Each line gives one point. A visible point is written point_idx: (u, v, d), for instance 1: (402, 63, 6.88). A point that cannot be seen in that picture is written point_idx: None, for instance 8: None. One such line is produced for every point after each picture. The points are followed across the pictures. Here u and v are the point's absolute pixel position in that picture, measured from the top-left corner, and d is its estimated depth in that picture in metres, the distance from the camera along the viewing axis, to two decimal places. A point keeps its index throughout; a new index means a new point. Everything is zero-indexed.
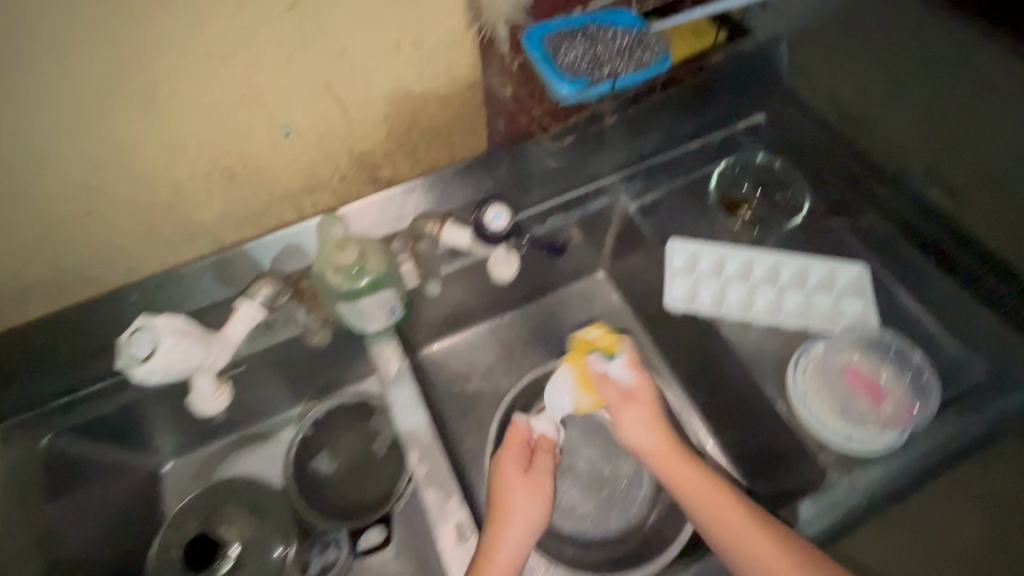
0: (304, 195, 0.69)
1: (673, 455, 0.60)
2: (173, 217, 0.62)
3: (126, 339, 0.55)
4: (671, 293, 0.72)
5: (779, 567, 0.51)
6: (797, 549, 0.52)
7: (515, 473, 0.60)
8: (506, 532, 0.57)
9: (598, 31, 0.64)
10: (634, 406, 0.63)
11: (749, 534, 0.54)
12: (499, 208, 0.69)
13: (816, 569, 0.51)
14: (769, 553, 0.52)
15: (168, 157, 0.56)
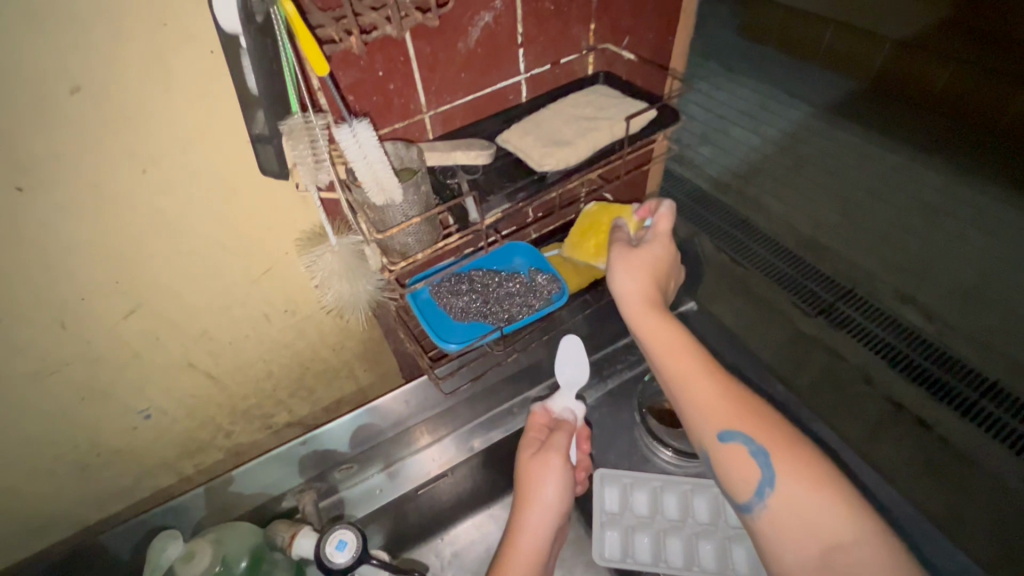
0: (188, 458, 0.63)
1: (644, 308, 0.50)
2: (28, 510, 0.57)
3: None
4: (603, 551, 0.62)
5: (705, 427, 0.46)
6: (740, 401, 0.46)
7: (530, 456, 0.56)
8: (536, 489, 0.54)
9: (482, 279, 0.60)
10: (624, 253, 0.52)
11: (695, 378, 0.47)
12: (341, 538, 0.52)
13: (763, 434, 0.45)
14: (702, 382, 0.47)
15: (9, 470, 0.51)
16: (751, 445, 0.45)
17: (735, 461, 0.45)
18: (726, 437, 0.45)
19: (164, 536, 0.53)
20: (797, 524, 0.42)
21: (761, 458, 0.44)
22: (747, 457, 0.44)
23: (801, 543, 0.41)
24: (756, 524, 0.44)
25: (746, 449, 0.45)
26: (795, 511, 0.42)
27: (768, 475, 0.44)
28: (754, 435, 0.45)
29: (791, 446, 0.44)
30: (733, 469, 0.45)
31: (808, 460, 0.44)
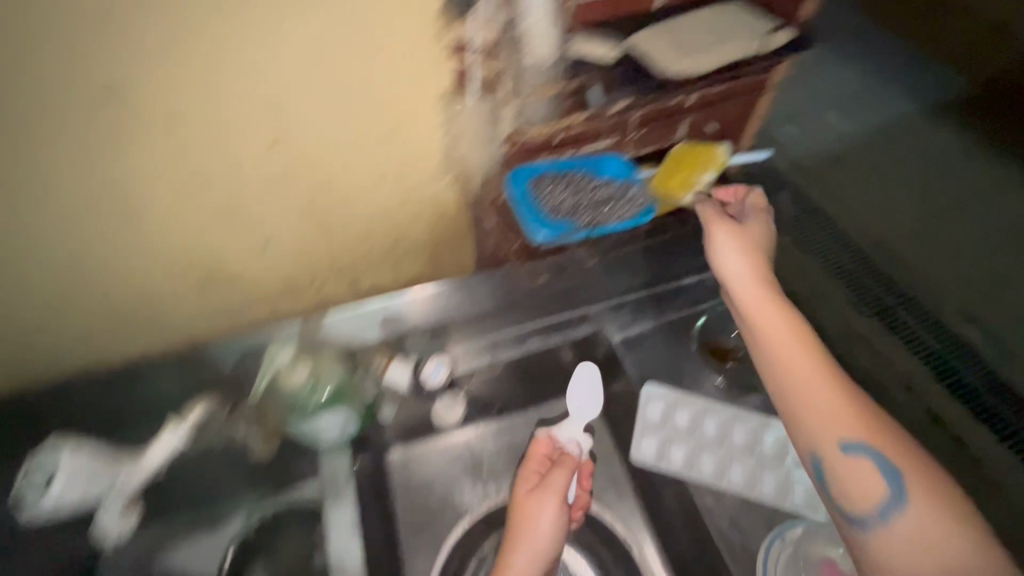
0: (282, 298, 0.70)
1: (773, 312, 0.58)
2: (150, 311, 0.64)
3: (28, 479, 0.56)
4: (639, 451, 0.68)
5: (830, 441, 0.52)
6: (864, 419, 0.53)
7: (529, 491, 0.61)
8: (531, 528, 0.58)
9: (584, 177, 0.64)
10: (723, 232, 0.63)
11: (829, 399, 0.53)
12: (434, 364, 0.68)
13: (890, 453, 0.51)
14: (828, 393, 0.54)
15: (149, 265, 0.59)
16: (877, 460, 0.51)
17: (856, 474, 0.51)
18: (847, 449, 0.52)
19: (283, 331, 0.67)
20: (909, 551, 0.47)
21: (889, 477, 0.50)
22: (875, 477, 0.50)
23: (915, 558, 0.46)
24: (870, 545, 0.49)
25: (871, 462, 0.51)
26: (926, 548, 0.46)
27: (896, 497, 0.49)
28: (890, 461, 0.51)
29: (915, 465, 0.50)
30: (853, 486, 0.51)
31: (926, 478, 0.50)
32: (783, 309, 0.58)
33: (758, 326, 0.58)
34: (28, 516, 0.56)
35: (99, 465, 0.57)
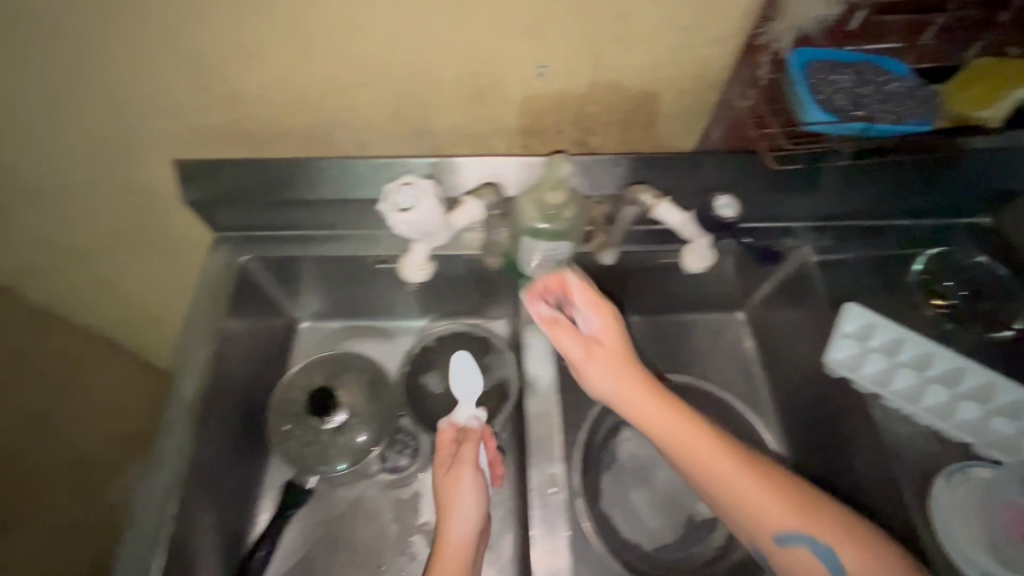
0: (520, 135, 0.73)
1: (659, 411, 0.59)
2: (418, 114, 0.68)
3: (396, 188, 0.65)
4: (835, 355, 0.69)
5: (768, 533, 0.54)
6: (783, 495, 0.55)
7: (444, 474, 0.67)
8: (448, 527, 0.64)
9: (870, 72, 0.61)
10: (595, 361, 0.61)
11: (687, 432, 0.57)
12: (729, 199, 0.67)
13: (819, 532, 0.53)
14: (722, 464, 0.56)
15: (444, 64, 0.62)
16: (814, 546, 0.53)
17: (798, 560, 0.53)
18: (782, 539, 0.54)
19: (557, 155, 0.64)
20: (806, 565, 0.53)
21: (823, 554, 0.53)
22: (811, 556, 0.53)
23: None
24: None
25: (808, 546, 0.53)
26: (806, 558, 0.53)
27: (835, 564, 0.52)
28: (813, 538, 0.53)
29: (820, 519, 0.54)
30: (788, 565, 0.53)
31: (853, 535, 0.54)
32: (637, 374, 0.60)
33: (617, 403, 0.60)
34: (342, 246, 0.79)
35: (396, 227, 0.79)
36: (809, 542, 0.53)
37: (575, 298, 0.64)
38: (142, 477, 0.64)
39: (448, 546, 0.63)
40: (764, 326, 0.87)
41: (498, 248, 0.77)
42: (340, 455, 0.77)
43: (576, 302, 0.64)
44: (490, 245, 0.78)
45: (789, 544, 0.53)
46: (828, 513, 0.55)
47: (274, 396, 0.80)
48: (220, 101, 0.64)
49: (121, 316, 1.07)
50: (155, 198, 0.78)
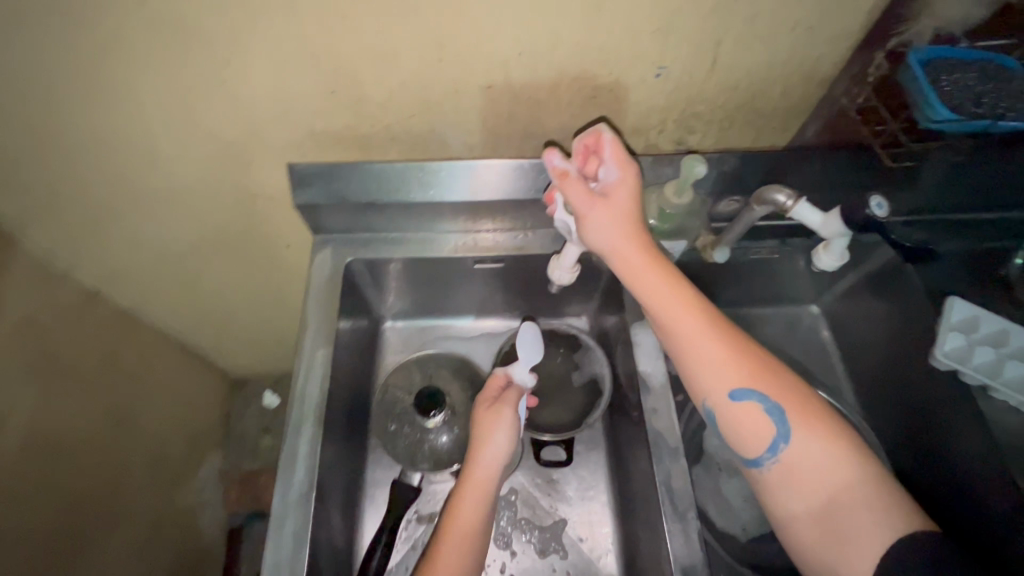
0: (625, 135, 0.74)
1: (647, 267, 0.57)
2: (531, 116, 0.69)
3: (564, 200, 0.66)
4: (943, 349, 0.70)
5: (718, 389, 0.56)
6: (751, 365, 0.56)
7: (483, 410, 0.70)
8: (478, 459, 0.67)
9: (993, 70, 0.62)
10: (601, 209, 0.58)
11: (692, 323, 0.57)
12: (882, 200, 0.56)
13: (783, 402, 0.55)
14: (710, 346, 0.56)
15: (570, 65, 0.62)
16: (765, 405, 0.55)
17: (746, 416, 0.55)
18: (735, 395, 0.55)
19: (694, 156, 0.59)
20: (751, 420, 0.55)
21: (773, 414, 0.54)
22: (759, 414, 0.55)
23: (811, 494, 0.52)
24: (768, 479, 0.54)
25: (758, 406, 0.55)
26: (754, 414, 0.55)
27: (780, 431, 0.54)
28: (766, 395, 0.55)
29: (792, 397, 0.55)
30: (734, 420, 0.55)
31: (810, 410, 0.55)
32: (646, 249, 0.58)
33: (609, 255, 0.58)
34: (444, 247, 0.81)
35: (501, 230, 0.82)
36: (759, 399, 0.55)
37: (606, 150, 0.59)
38: (278, 478, 0.64)
39: (476, 473, 0.67)
40: (846, 318, 0.90)
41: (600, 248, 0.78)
42: (449, 454, 0.78)
43: (601, 157, 0.59)
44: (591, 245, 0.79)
45: (743, 400, 0.55)
46: (792, 385, 0.56)
47: (377, 396, 0.81)
48: (346, 105, 0.65)
49: (200, 317, 1.08)
50: (258, 203, 0.79)
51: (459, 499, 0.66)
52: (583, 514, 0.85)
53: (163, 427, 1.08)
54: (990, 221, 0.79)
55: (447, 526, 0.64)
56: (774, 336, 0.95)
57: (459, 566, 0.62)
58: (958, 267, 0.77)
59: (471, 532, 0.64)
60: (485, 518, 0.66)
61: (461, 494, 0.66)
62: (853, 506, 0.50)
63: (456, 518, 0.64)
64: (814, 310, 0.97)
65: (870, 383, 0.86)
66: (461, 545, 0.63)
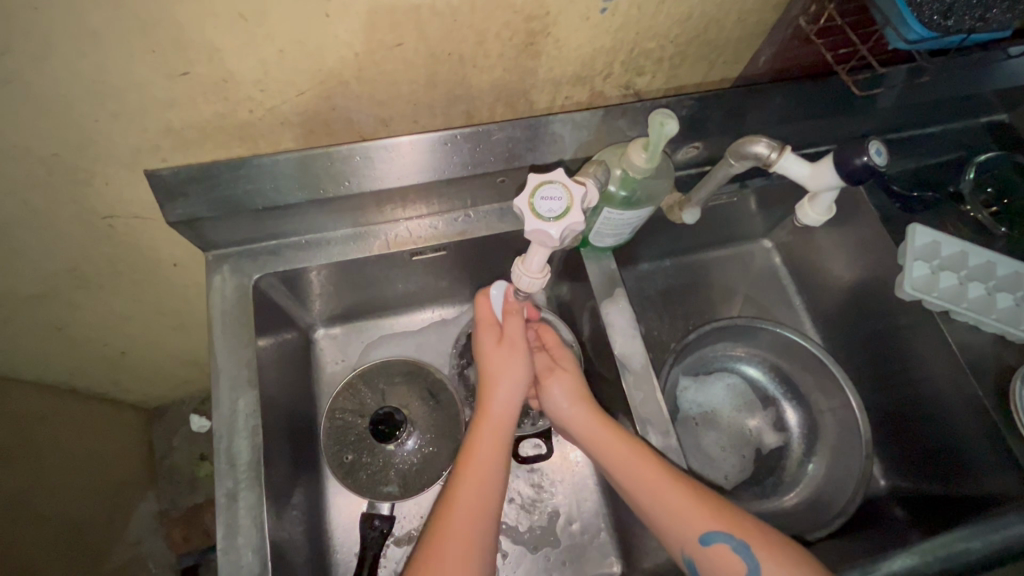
0: (567, 85, 0.62)
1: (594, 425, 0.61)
2: (455, 76, 0.56)
3: (535, 189, 0.49)
4: (910, 280, 0.69)
5: (689, 537, 0.54)
6: (713, 506, 0.55)
7: (491, 342, 0.62)
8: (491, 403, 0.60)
9: None
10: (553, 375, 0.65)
11: (654, 481, 0.56)
12: (878, 145, 0.53)
13: (745, 537, 0.53)
14: (675, 498, 0.55)
15: (496, 8, 0.49)
16: (731, 542, 0.53)
17: (719, 561, 0.52)
18: (705, 539, 0.53)
19: (662, 113, 0.52)
20: (724, 565, 0.52)
21: (742, 551, 0.52)
22: (731, 555, 0.52)
23: None
24: None
25: (727, 546, 0.53)
26: (728, 560, 0.52)
27: (752, 565, 0.52)
28: (731, 533, 0.53)
29: (757, 532, 0.53)
30: (713, 566, 0.53)
31: (778, 548, 0.52)
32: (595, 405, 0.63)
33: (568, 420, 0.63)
34: (374, 244, 0.69)
35: (438, 212, 0.70)
36: (728, 539, 0.53)
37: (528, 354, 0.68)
38: (221, 559, 0.54)
39: (491, 413, 0.60)
40: (802, 252, 0.87)
41: None
42: (420, 474, 0.69)
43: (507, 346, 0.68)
44: None
45: (713, 542, 0.53)
46: (770, 534, 0.53)
47: (323, 426, 0.70)
48: (208, 87, 0.49)
49: (82, 359, 0.89)
50: (118, 222, 0.62)
51: (470, 449, 0.58)
52: (570, 497, 0.79)
53: (73, 490, 0.92)
54: (934, 136, 0.78)
55: (457, 478, 0.57)
56: (733, 278, 0.92)
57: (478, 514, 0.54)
58: (906, 189, 0.77)
59: (487, 474, 0.57)
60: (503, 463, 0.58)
61: (475, 439, 0.59)
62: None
63: (469, 462, 0.57)
64: (766, 244, 0.93)
65: (831, 316, 0.86)
66: (478, 491, 0.56)
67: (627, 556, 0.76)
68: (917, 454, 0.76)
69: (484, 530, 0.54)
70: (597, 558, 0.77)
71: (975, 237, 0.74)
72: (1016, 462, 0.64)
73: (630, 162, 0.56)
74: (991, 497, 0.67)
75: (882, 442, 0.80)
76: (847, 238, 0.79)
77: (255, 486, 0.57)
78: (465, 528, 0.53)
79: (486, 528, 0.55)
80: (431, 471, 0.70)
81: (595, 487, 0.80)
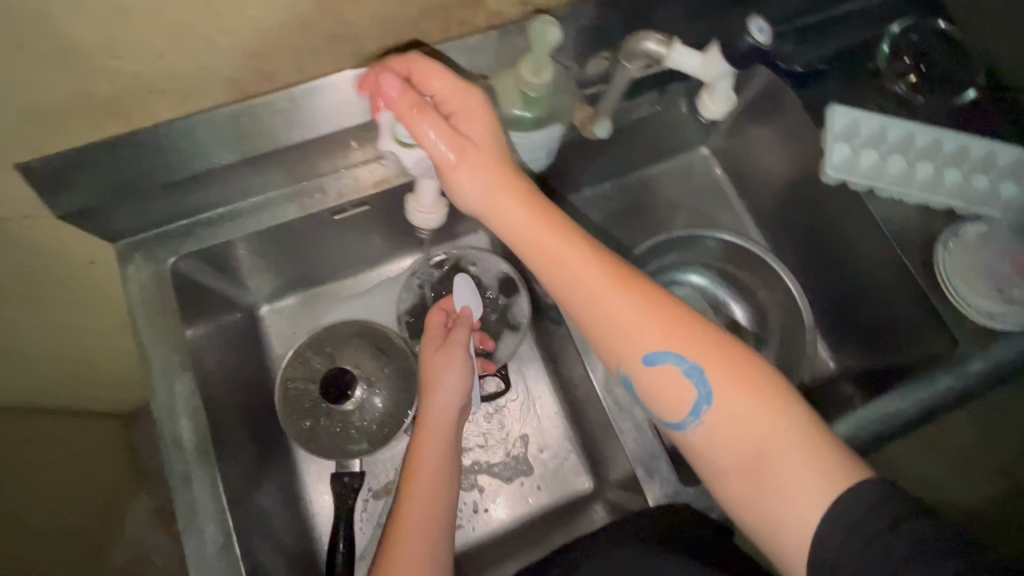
0: (457, 8, 0.59)
1: (535, 218, 0.51)
2: (328, 13, 0.52)
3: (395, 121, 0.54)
4: (832, 162, 0.69)
5: (632, 354, 0.51)
6: (665, 323, 0.51)
7: (433, 351, 0.65)
8: (430, 410, 0.63)
9: None
10: (463, 161, 0.50)
11: (597, 285, 0.51)
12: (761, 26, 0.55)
13: (692, 354, 0.50)
14: (624, 312, 0.51)
15: None
16: (677, 362, 0.50)
17: (661, 379, 0.51)
18: (650, 359, 0.51)
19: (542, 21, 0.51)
20: (669, 383, 0.51)
21: (693, 376, 0.50)
22: (678, 376, 0.50)
23: (741, 450, 0.49)
24: (696, 444, 0.51)
25: (675, 367, 0.50)
26: (671, 378, 0.51)
27: (702, 392, 0.50)
28: (683, 355, 0.50)
29: (712, 360, 0.50)
30: (655, 386, 0.51)
31: (738, 367, 0.50)
32: (523, 189, 0.51)
33: (489, 217, 0.52)
34: (289, 209, 0.66)
35: (351, 163, 0.67)
36: (677, 359, 0.50)
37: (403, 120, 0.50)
38: (185, 538, 0.55)
39: (431, 420, 0.62)
40: (739, 154, 0.87)
41: None
42: (381, 428, 0.71)
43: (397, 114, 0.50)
44: None
45: (657, 362, 0.51)
46: (734, 348, 0.51)
47: (277, 398, 0.70)
48: (53, 62, 0.45)
49: (35, 374, 0.88)
50: (13, 226, 0.59)
51: (413, 462, 0.60)
52: (537, 426, 0.82)
53: (57, 501, 0.92)
54: (859, 15, 0.75)
55: (405, 496, 0.59)
56: (675, 191, 0.91)
57: (426, 523, 0.57)
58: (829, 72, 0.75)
59: (431, 491, 0.59)
60: (446, 472, 0.61)
61: (415, 456, 0.61)
62: (787, 456, 0.47)
63: (413, 474, 0.60)
64: (705, 151, 0.92)
65: (771, 214, 0.86)
66: (424, 508, 0.58)
67: (599, 472, 0.78)
68: (861, 333, 0.78)
69: (433, 551, 0.56)
70: (570, 479, 0.80)
71: (899, 112, 0.74)
72: (945, 325, 0.66)
73: (523, 79, 0.55)
74: (924, 360, 0.69)
75: (825, 326, 0.84)
76: (777, 132, 0.78)
77: (203, 466, 0.57)
78: (414, 537, 0.56)
79: (438, 534, 0.58)
80: (390, 425, 0.71)
81: (561, 413, 0.82)
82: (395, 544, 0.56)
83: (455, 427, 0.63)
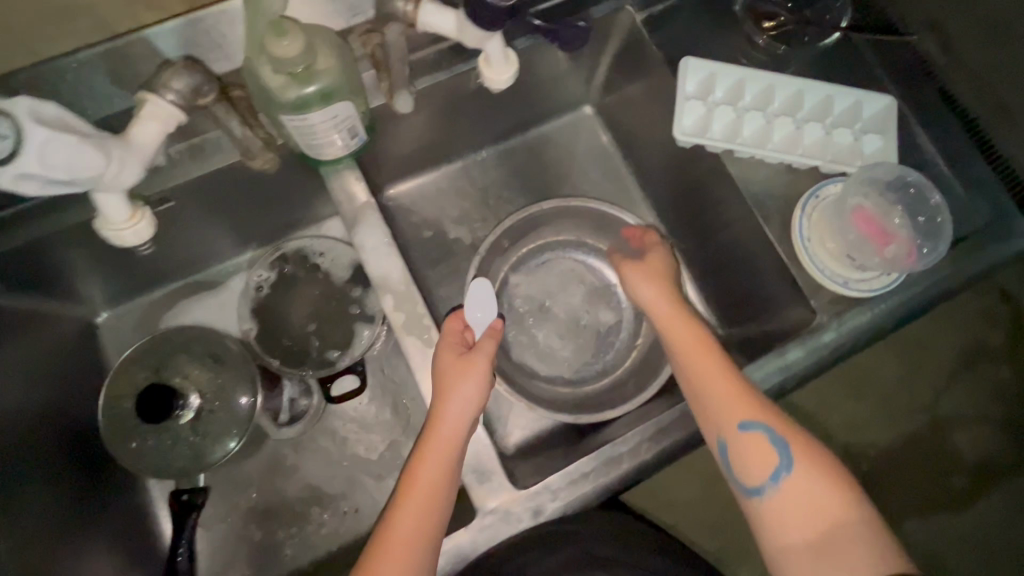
0: None
1: (671, 309, 0.63)
2: None
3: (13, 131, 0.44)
4: (682, 126, 0.64)
5: (732, 423, 0.56)
6: (759, 401, 0.56)
7: (456, 356, 0.58)
8: (444, 416, 0.56)
9: None
10: (635, 268, 0.67)
11: (715, 369, 0.58)
12: None
13: (781, 430, 0.56)
14: (721, 387, 0.57)
15: None
16: (771, 438, 0.55)
17: (752, 447, 0.55)
18: (745, 426, 0.56)
19: None
20: (763, 453, 0.55)
21: (780, 448, 0.55)
22: (766, 444, 0.55)
23: (812, 523, 0.53)
24: (763, 509, 0.55)
25: (765, 438, 0.55)
26: (762, 448, 0.55)
27: (784, 463, 0.55)
28: (773, 427, 0.56)
29: (810, 447, 0.56)
30: (745, 455, 0.56)
31: (814, 450, 0.56)
32: (679, 307, 0.63)
33: (638, 291, 0.66)
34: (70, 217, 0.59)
35: None
36: (768, 431, 0.56)
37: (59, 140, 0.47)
38: None
39: (444, 429, 0.56)
40: (617, 113, 0.80)
41: (252, 144, 0.55)
42: (210, 444, 0.66)
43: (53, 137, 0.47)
44: (243, 145, 0.55)
45: (750, 430, 0.55)
46: (799, 426, 0.57)
47: (101, 416, 0.65)
48: None
49: None
50: None
51: (416, 468, 0.55)
52: (411, 419, 0.78)
53: None
54: None
55: (400, 502, 0.55)
56: (558, 157, 0.85)
57: (420, 533, 0.53)
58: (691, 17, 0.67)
59: (432, 502, 0.54)
60: (451, 482, 0.56)
61: (420, 461, 0.55)
62: (847, 542, 0.52)
63: (414, 480, 0.55)
64: (590, 112, 0.85)
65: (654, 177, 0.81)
66: (421, 521, 0.54)
67: None
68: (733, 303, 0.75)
69: (420, 565, 0.53)
70: None
71: (767, 61, 0.67)
72: (802, 294, 0.62)
73: (277, 58, 0.44)
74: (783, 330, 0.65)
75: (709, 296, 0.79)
76: (643, 89, 0.71)
77: None
78: (404, 552, 0.53)
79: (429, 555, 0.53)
80: (220, 442, 0.66)
81: None
82: (381, 548, 0.54)
83: (469, 435, 0.57)
